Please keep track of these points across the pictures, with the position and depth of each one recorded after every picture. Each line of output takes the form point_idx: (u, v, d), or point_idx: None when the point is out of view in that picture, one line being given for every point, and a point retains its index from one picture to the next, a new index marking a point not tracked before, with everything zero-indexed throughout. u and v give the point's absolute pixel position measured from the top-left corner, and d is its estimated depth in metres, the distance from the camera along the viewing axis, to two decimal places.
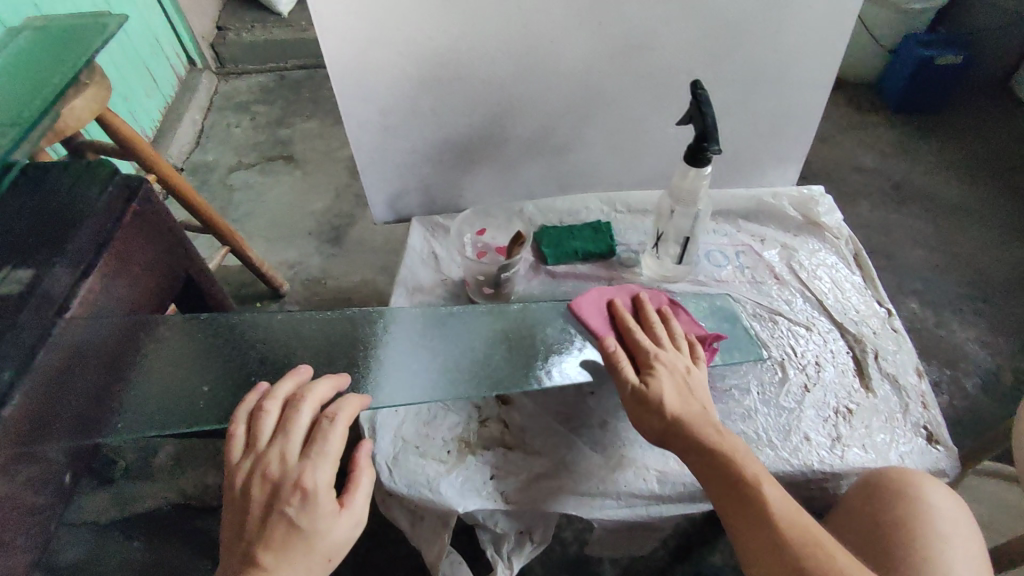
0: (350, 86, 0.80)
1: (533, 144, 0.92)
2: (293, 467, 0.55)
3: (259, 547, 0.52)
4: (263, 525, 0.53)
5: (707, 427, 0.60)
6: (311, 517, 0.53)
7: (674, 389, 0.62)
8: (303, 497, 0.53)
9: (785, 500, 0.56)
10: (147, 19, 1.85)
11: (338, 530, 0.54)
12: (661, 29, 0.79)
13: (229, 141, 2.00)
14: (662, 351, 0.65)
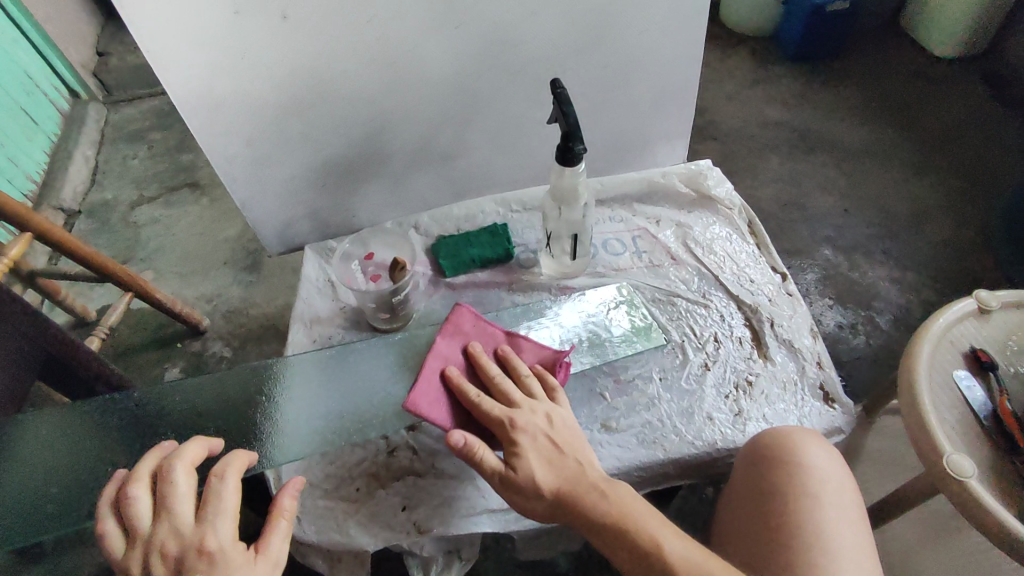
0: (207, 120, 0.76)
1: (417, 154, 0.90)
2: (189, 535, 0.51)
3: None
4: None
5: (589, 491, 0.59)
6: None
7: (544, 461, 0.61)
8: (208, 560, 0.50)
9: (685, 544, 0.57)
10: (17, 55, 1.72)
11: None
12: (522, 25, 0.78)
13: (128, 175, 1.89)
14: (520, 416, 0.63)
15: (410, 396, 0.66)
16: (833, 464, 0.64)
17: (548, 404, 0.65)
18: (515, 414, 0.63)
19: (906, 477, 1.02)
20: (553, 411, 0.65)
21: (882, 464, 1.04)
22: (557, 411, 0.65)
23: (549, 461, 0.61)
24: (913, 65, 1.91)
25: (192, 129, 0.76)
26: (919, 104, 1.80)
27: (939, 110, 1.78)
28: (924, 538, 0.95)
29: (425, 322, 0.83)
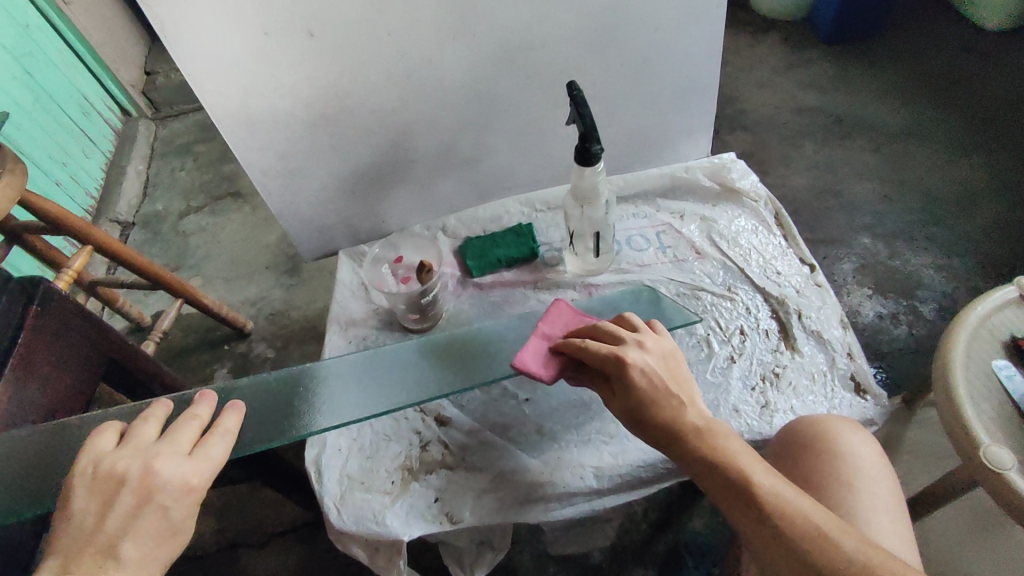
0: (243, 135, 0.80)
1: (442, 159, 0.93)
2: (182, 466, 0.54)
3: (120, 536, 0.49)
4: (128, 519, 0.50)
5: (692, 425, 0.59)
6: (184, 516, 0.52)
7: (650, 394, 0.61)
8: (183, 495, 0.52)
9: (776, 481, 0.55)
10: (73, 79, 1.83)
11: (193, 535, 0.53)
12: (538, 30, 0.80)
13: (177, 187, 1.99)
14: (632, 350, 0.63)
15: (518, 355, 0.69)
16: (871, 452, 0.63)
17: (660, 343, 0.64)
18: (628, 348, 0.63)
19: (950, 469, 1.00)
20: (664, 352, 0.65)
21: (923, 457, 1.01)
22: (668, 351, 0.65)
23: (656, 394, 0.61)
24: (957, 41, 1.83)
25: (230, 145, 0.81)
26: (964, 82, 1.73)
27: (986, 87, 1.70)
28: (968, 531, 0.92)
29: (454, 321, 0.86)
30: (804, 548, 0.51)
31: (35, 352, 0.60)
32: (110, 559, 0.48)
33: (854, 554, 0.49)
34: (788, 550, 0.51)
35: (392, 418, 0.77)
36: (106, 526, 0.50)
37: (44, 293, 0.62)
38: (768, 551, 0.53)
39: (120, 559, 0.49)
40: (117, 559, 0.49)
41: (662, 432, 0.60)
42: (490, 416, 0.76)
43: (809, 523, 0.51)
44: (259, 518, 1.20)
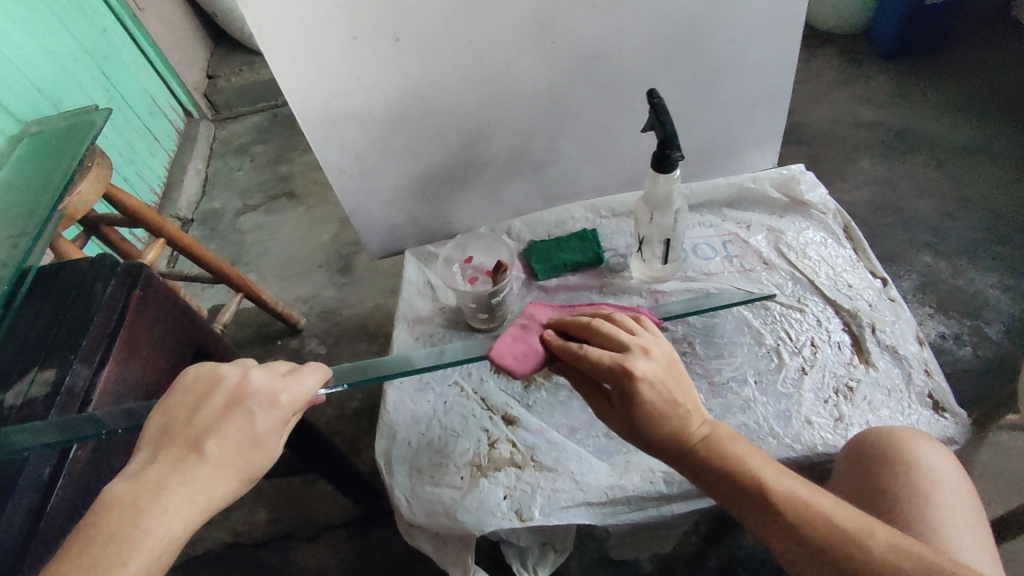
0: (324, 135, 0.83)
1: (509, 164, 0.94)
2: (273, 381, 0.52)
3: (207, 434, 0.48)
4: (218, 419, 0.49)
5: (699, 435, 0.59)
6: (269, 428, 0.50)
7: (654, 408, 0.59)
8: (271, 406, 0.50)
9: (788, 482, 0.56)
10: (143, 80, 1.91)
11: (273, 453, 0.51)
12: (615, 38, 0.81)
13: (234, 186, 2.06)
14: (637, 361, 0.59)
15: (497, 347, 0.65)
16: (947, 464, 0.62)
17: (665, 348, 0.61)
18: (630, 357, 0.60)
19: (1022, 497, 0.96)
20: (664, 355, 0.62)
21: (994, 483, 0.98)
22: (671, 356, 0.62)
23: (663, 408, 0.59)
24: None
25: (312, 144, 0.84)
26: None
27: None
28: None
29: None
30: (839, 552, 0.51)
31: (138, 337, 0.61)
32: (193, 456, 0.47)
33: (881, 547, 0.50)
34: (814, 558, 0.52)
35: (460, 416, 0.78)
36: (196, 421, 0.49)
37: (146, 278, 0.63)
38: (795, 558, 0.54)
39: (203, 457, 0.47)
40: (200, 456, 0.47)
41: (666, 446, 0.60)
42: (557, 417, 0.77)
43: (835, 530, 0.52)
44: (311, 511, 1.23)
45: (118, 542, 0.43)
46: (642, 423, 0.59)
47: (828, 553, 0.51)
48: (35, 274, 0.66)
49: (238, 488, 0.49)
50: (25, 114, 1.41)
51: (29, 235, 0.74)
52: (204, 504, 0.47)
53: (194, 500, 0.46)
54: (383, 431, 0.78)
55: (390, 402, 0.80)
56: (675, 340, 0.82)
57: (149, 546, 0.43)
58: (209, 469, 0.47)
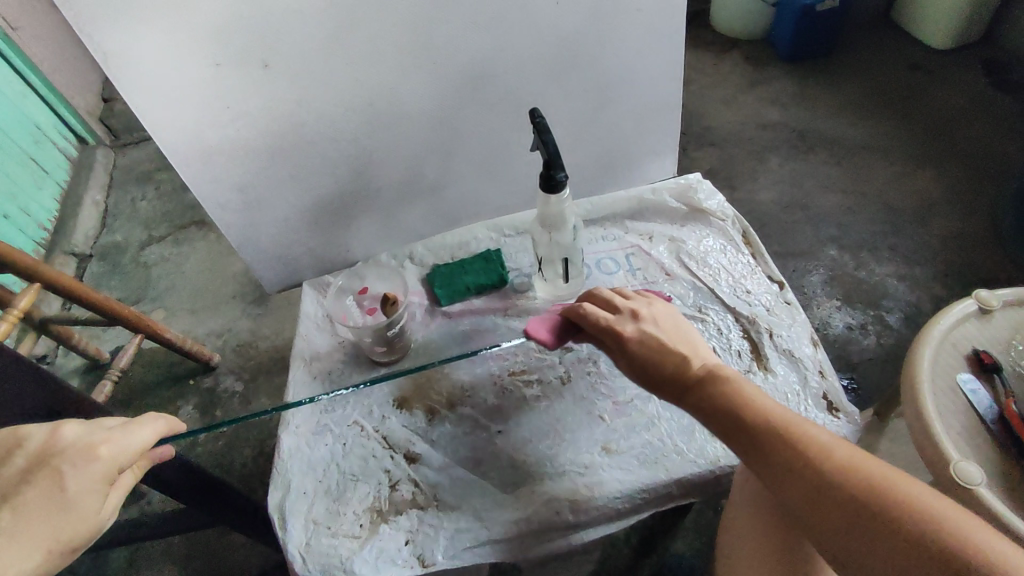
0: (198, 168, 0.78)
1: (408, 188, 0.91)
2: (93, 436, 0.48)
3: (2, 502, 0.44)
4: (18, 483, 0.44)
5: (697, 373, 0.62)
6: (81, 487, 0.45)
7: (648, 357, 0.64)
8: (84, 461, 0.46)
9: (780, 407, 0.58)
10: (24, 108, 1.77)
11: (91, 517, 0.46)
12: (500, 56, 0.79)
13: (137, 217, 1.93)
14: (628, 320, 0.66)
15: (531, 322, 0.72)
16: None
17: (657, 307, 0.67)
18: (624, 317, 0.66)
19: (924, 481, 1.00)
20: (659, 314, 0.68)
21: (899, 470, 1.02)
22: (670, 315, 0.68)
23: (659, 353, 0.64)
24: (909, 58, 1.89)
25: (183, 176, 0.78)
26: (917, 96, 1.79)
27: (939, 100, 1.76)
28: None
29: (424, 351, 0.85)
30: (810, 467, 0.52)
31: None
32: None
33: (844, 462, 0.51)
34: (792, 474, 0.53)
35: (361, 458, 0.75)
36: None
37: None
38: (777, 482, 0.54)
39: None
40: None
41: (668, 387, 0.63)
42: (461, 451, 0.74)
43: (811, 446, 0.53)
44: (225, 567, 1.15)
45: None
46: (640, 371, 0.65)
47: (804, 473, 0.52)
48: None
49: (43, 562, 0.44)
50: None
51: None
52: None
53: None
54: (277, 482, 0.73)
55: (284, 451, 0.75)
56: (579, 359, 0.80)
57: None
58: (1, 542, 0.42)
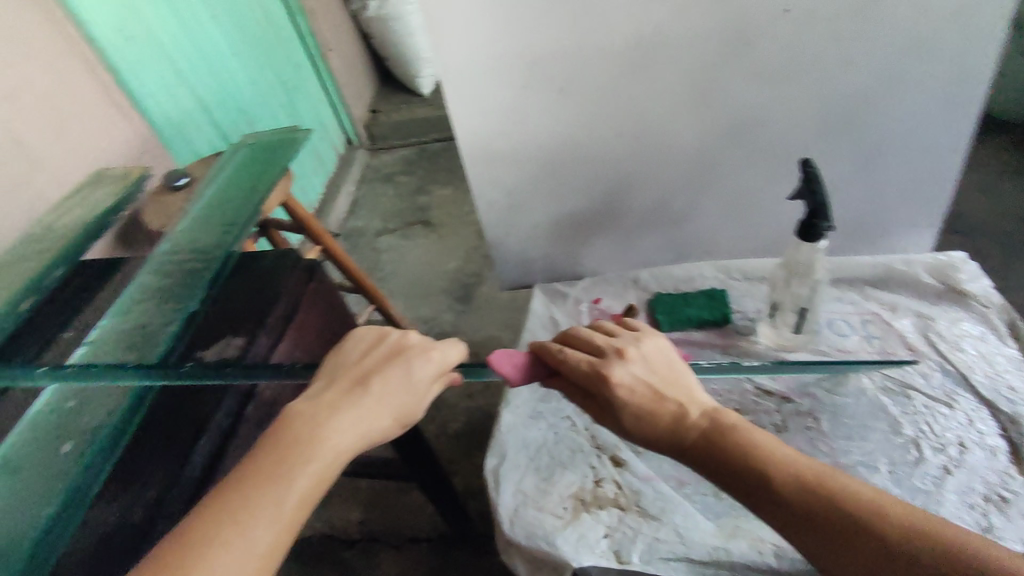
0: (482, 169, 0.93)
1: (651, 216, 0.99)
2: (429, 341, 0.59)
3: (372, 372, 0.54)
4: (381, 364, 0.55)
5: (695, 425, 0.53)
6: (423, 378, 0.56)
7: (642, 411, 0.54)
8: (425, 358, 0.57)
9: (801, 455, 0.49)
10: (317, 111, 2.23)
11: (421, 405, 0.56)
12: (773, 108, 0.82)
13: (378, 210, 2.26)
14: (614, 365, 0.56)
15: (496, 352, 0.61)
16: None
17: (648, 345, 0.57)
18: (609, 361, 0.56)
19: None
20: (651, 353, 0.58)
21: None
22: (663, 354, 0.58)
23: (649, 404, 0.54)
24: None
25: (468, 172, 0.94)
26: None
27: None
28: None
29: None
30: (861, 534, 0.44)
31: (306, 324, 0.71)
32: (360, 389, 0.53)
33: (904, 524, 0.43)
34: (841, 546, 0.44)
35: (570, 449, 0.82)
36: (363, 362, 0.56)
37: (318, 275, 0.75)
38: (820, 554, 0.45)
39: (368, 389, 0.53)
40: (366, 389, 0.53)
41: (665, 444, 0.54)
42: (666, 468, 0.79)
43: (858, 507, 0.45)
44: (398, 523, 1.32)
45: (305, 445, 0.48)
46: (633, 426, 0.55)
47: (859, 541, 0.44)
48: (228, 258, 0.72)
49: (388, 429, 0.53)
50: (227, 128, 1.71)
51: (217, 258, 0.72)
52: (366, 430, 0.51)
53: (361, 423, 0.51)
54: (496, 448, 0.83)
55: (504, 425, 0.86)
56: (799, 412, 0.80)
57: (325, 453, 0.48)
58: (372, 401, 0.52)
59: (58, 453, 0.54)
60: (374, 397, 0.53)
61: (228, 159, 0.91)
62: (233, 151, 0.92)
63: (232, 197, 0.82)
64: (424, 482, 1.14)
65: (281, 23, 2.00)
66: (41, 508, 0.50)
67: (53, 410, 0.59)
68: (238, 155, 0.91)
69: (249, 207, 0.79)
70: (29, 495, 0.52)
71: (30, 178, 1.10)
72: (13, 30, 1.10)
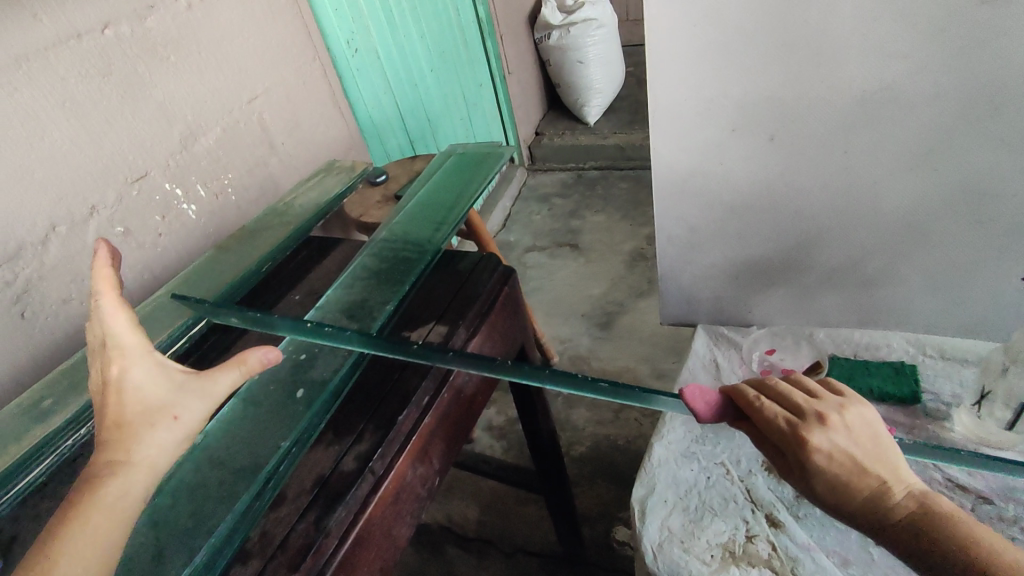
0: (669, 204, 0.96)
1: (839, 276, 0.95)
2: (128, 365, 0.52)
3: (105, 438, 0.48)
4: (112, 418, 0.49)
5: (901, 508, 0.47)
6: (137, 402, 0.50)
7: (840, 483, 0.48)
8: (103, 378, 0.52)
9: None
10: (490, 129, 2.38)
11: (173, 406, 0.51)
12: (1015, 179, 0.75)
13: (530, 227, 2.35)
14: (813, 427, 0.50)
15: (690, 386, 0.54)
16: None
17: (854, 414, 0.50)
18: (808, 423, 0.50)
19: None
20: (854, 422, 0.51)
21: None
22: (868, 425, 0.51)
23: (848, 477, 0.49)
24: None
25: (655, 202, 0.97)
26: None
27: None
28: None
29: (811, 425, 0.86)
30: None
31: (497, 323, 0.76)
32: (116, 461, 0.47)
33: None
34: None
35: (722, 497, 0.80)
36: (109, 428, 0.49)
37: (512, 281, 0.80)
38: None
39: (127, 457, 0.47)
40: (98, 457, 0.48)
41: (860, 520, 0.49)
42: (828, 541, 0.73)
43: None
44: (513, 531, 1.35)
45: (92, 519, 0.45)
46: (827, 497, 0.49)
47: None
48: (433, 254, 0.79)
49: (169, 448, 0.49)
50: (417, 135, 1.90)
51: (427, 252, 0.80)
52: (145, 479, 0.48)
53: (132, 482, 0.47)
54: (644, 480, 0.84)
55: (655, 458, 0.86)
56: (1000, 518, 0.73)
57: (97, 520, 0.45)
58: (133, 464, 0.47)
59: (293, 396, 0.65)
60: (128, 456, 0.47)
61: (436, 166, 1.01)
62: (441, 159, 1.02)
63: (442, 201, 0.90)
64: (550, 497, 1.16)
65: (475, 47, 2.18)
66: (280, 438, 0.60)
67: (289, 358, 0.70)
68: (446, 163, 1.00)
69: (456, 210, 0.86)
70: (270, 425, 0.62)
71: (267, 161, 1.29)
72: (281, 38, 1.32)
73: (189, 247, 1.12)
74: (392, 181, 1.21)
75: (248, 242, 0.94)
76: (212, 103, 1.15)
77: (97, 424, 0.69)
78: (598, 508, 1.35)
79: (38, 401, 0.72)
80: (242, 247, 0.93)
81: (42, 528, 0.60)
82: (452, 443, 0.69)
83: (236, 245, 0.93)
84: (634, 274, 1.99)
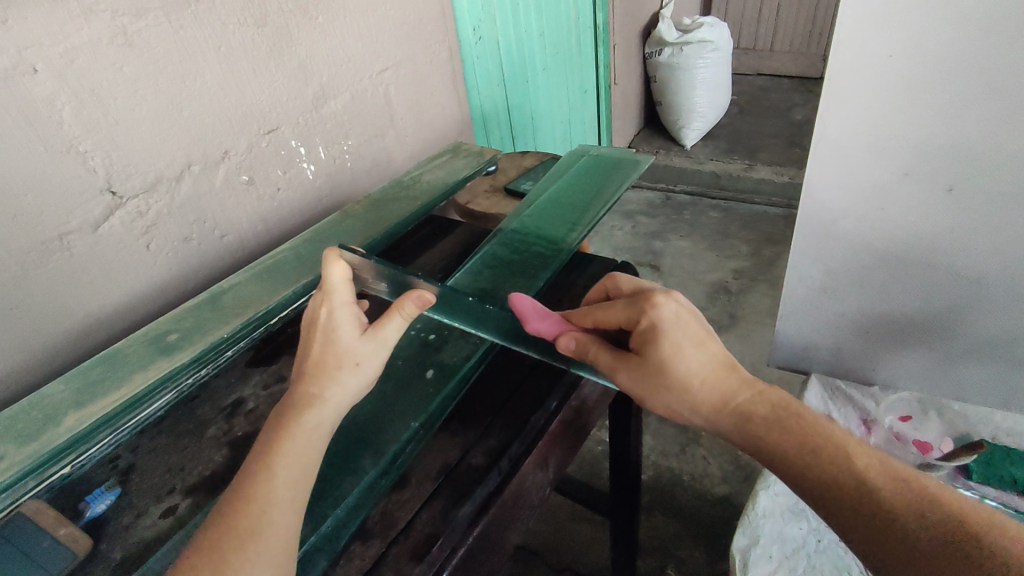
0: (810, 242, 0.91)
1: (988, 347, 0.88)
2: (320, 305, 0.55)
3: (306, 367, 0.52)
4: (310, 352, 0.53)
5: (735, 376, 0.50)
6: (330, 338, 0.53)
7: (679, 337, 0.51)
8: (305, 319, 0.56)
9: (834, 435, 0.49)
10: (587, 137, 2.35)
11: (358, 345, 0.52)
12: None
13: (610, 240, 2.31)
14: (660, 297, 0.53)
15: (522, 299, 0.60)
16: None
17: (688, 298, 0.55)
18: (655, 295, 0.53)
19: None
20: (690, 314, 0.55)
21: None
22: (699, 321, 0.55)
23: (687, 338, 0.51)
24: None
25: (795, 237, 0.92)
26: None
27: None
28: None
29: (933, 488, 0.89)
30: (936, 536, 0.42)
31: None
32: (314, 390, 0.50)
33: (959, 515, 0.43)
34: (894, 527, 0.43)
35: (834, 566, 0.79)
36: (308, 359, 0.52)
37: None
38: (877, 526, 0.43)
39: (320, 390, 0.50)
40: (297, 388, 0.50)
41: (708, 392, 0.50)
42: None
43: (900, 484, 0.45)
44: (563, 548, 1.30)
45: (284, 451, 0.46)
46: (673, 355, 0.50)
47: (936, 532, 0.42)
48: (567, 256, 0.77)
49: (351, 386, 0.51)
50: (519, 131, 1.88)
51: (562, 252, 0.78)
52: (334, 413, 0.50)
53: (325, 416, 0.49)
54: (747, 529, 0.83)
55: (761, 508, 0.84)
56: None
57: (302, 442, 0.47)
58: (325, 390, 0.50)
59: (424, 377, 0.64)
60: (321, 383, 0.50)
61: (569, 164, 0.98)
62: (574, 158, 0.99)
63: (575, 200, 0.88)
64: (616, 523, 1.10)
65: (588, 52, 2.16)
66: (412, 417, 0.59)
67: (418, 337, 0.69)
68: (580, 162, 0.97)
69: (590, 213, 0.83)
70: (399, 401, 0.61)
71: (385, 134, 1.29)
72: (420, 16, 1.33)
73: (302, 206, 1.13)
74: (505, 174, 1.19)
75: (374, 211, 0.93)
76: (348, 68, 1.16)
77: (216, 367, 0.69)
78: (654, 542, 1.29)
79: (164, 334, 0.72)
80: (367, 215, 0.92)
81: (158, 461, 0.60)
82: (568, 450, 0.64)
83: (362, 212, 0.93)
84: (715, 305, 1.91)
